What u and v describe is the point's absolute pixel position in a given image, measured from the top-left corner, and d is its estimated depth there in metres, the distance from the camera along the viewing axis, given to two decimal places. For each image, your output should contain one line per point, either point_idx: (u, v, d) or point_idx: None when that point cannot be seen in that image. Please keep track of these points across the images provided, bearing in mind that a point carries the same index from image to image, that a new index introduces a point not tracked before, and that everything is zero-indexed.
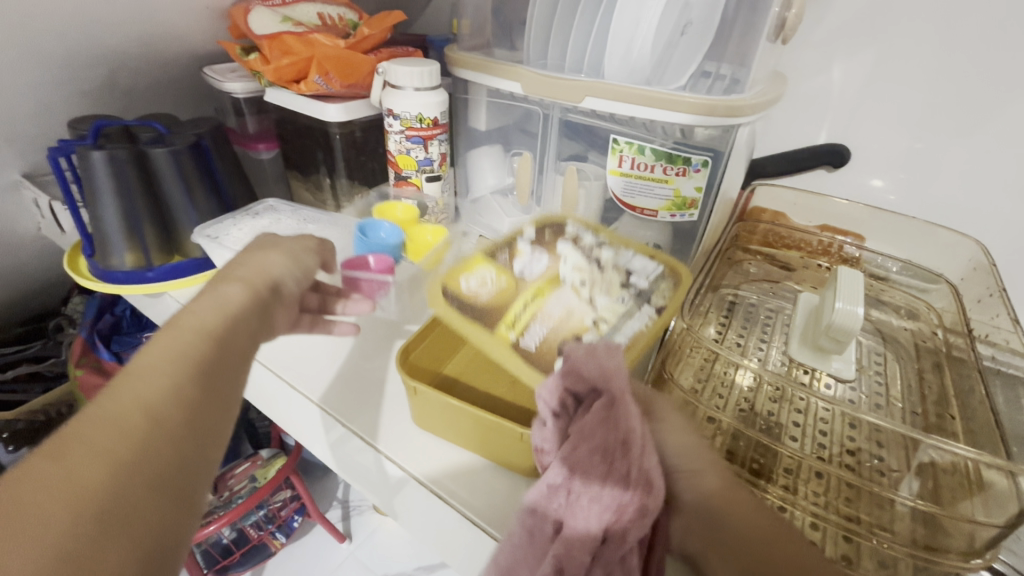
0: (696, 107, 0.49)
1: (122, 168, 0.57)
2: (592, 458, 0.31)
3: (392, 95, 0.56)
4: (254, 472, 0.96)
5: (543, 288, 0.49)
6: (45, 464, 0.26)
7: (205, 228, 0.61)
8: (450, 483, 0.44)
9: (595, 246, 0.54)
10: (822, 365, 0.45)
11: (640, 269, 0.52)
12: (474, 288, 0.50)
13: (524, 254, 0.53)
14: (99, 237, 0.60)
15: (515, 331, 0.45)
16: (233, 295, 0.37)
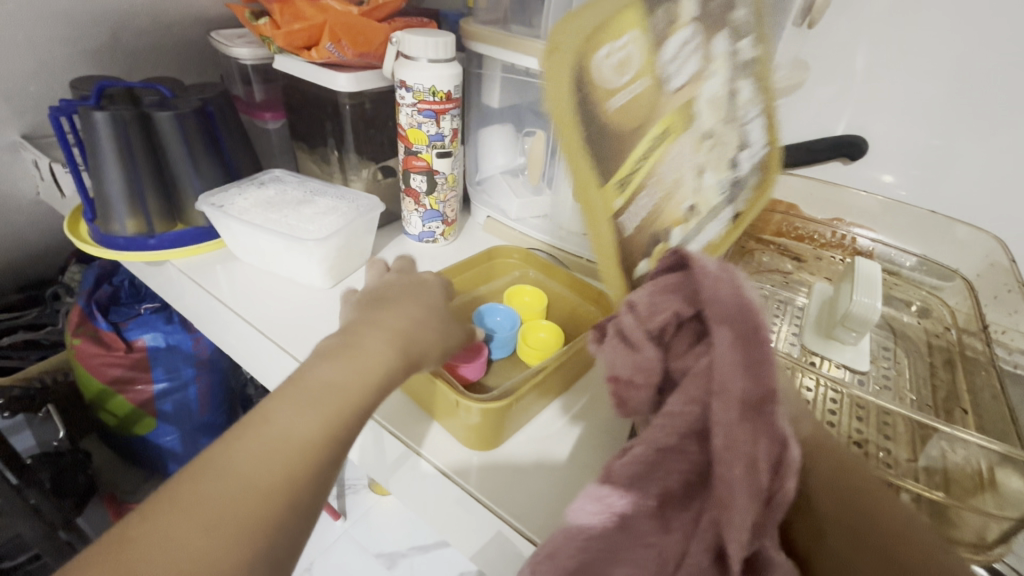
0: None
1: (125, 131, 0.56)
2: (733, 405, 0.26)
3: (406, 66, 0.55)
4: None
5: (667, 128, 0.38)
6: (192, 484, 0.28)
7: (212, 195, 0.59)
8: (452, 459, 0.45)
9: (744, 87, 0.46)
10: (835, 355, 0.45)
11: (755, 141, 0.48)
12: (612, 68, 0.34)
13: (682, 27, 0.38)
14: (100, 201, 0.59)
15: (621, 199, 0.36)
16: (384, 346, 0.37)
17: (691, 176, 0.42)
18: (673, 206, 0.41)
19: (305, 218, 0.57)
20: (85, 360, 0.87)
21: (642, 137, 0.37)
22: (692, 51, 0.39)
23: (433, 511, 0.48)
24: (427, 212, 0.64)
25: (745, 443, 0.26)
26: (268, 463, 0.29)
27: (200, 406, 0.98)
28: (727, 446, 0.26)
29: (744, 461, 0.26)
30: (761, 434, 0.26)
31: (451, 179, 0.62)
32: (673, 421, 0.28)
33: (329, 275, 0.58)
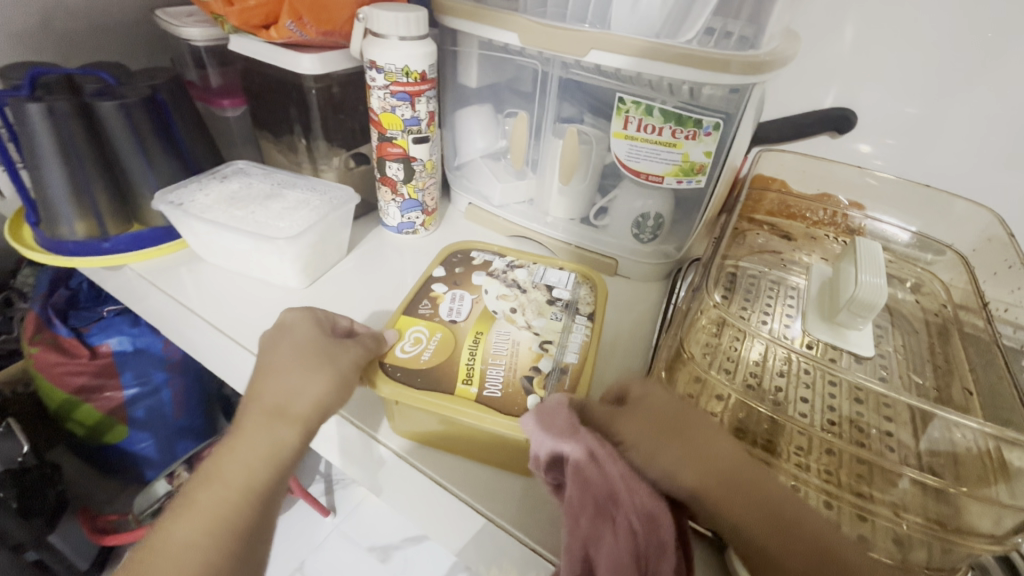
0: (711, 62, 0.45)
1: (65, 124, 0.50)
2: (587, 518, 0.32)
3: (375, 44, 0.50)
4: None
5: (480, 328, 0.46)
6: None
7: (165, 194, 0.54)
8: (439, 465, 0.44)
9: (508, 270, 0.52)
10: (838, 341, 0.44)
11: (558, 281, 0.51)
12: (408, 345, 0.44)
13: (444, 295, 0.49)
14: (42, 202, 0.53)
15: (475, 385, 0.41)
16: (280, 435, 0.39)
17: (514, 329, 0.46)
18: (519, 355, 0.44)
19: (273, 215, 0.53)
20: (45, 369, 0.81)
21: (460, 349, 0.44)
22: (463, 297, 0.49)
23: (422, 518, 0.46)
24: (405, 202, 0.60)
25: (608, 546, 0.32)
26: None
27: (175, 409, 0.94)
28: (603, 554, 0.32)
29: (611, 564, 0.32)
30: (620, 529, 0.32)
31: (429, 166, 0.59)
32: (571, 554, 0.33)
33: (304, 276, 0.54)
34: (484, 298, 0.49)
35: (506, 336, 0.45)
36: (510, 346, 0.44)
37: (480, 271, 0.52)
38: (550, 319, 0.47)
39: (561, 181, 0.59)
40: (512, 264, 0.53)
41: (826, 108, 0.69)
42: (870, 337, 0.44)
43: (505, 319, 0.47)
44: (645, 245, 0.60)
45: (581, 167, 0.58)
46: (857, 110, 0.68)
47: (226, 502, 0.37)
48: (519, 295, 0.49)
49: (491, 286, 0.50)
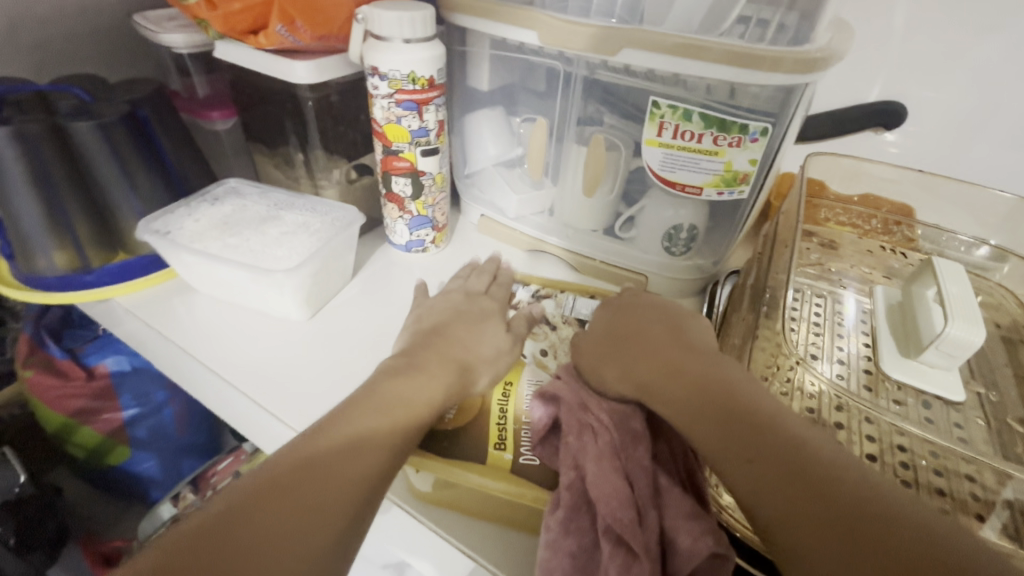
0: (761, 60, 0.40)
1: (35, 148, 0.45)
2: (578, 442, 0.35)
3: (377, 48, 0.45)
4: (239, 467, 0.88)
5: (510, 377, 0.42)
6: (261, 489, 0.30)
7: (151, 220, 0.49)
8: (462, 527, 0.39)
9: (533, 302, 0.51)
10: (919, 381, 0.41)
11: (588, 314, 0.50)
12: None
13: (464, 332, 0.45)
14: (14, 234, 0.48)
15: (510, 450, 0.39)
16: (436, 378, 0.38)
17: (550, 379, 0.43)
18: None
19: (270, 240, 0.48)
20: (41, 394, 0.78)
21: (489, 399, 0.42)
22: None
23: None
24: (414, 219, 0.55)
25: (603, 478, 0.33)
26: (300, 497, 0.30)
27: (178, 428, 0.89)
28: (583, 457, 0.34)
29: (609, 492, 0.33)
30: (596, 428, 0.35)
31: (439, 180, 0.53)
32: (572, 492, 0.34)
33: (307, 307, 0.50)
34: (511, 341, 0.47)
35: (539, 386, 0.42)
36: None
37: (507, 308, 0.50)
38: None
39: (585, 191, 0.54)
40: (537, 295, 0.52)
41: (870, 101, 0.63)
42: (959, 380, 0.41)
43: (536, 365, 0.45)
44: (678, 259, 0.55)
45: (608, 176, 0.53)
46: (906, 102, 0.62)
47: (391, 418, 0.35)
48: (550, 334, 0.48)
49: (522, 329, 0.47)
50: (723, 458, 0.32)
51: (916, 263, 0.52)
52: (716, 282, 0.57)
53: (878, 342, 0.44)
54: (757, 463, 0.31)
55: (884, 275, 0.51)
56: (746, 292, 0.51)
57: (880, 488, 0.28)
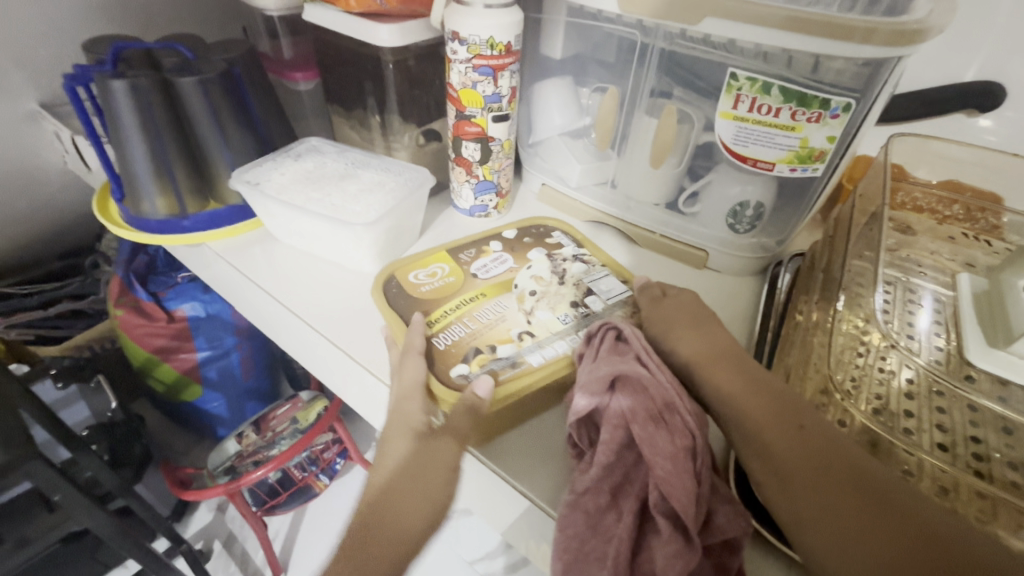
0: (851, 33, 0.38)
1: (147, 101, 0.50)
2: (645, 427, 0.33)
3: (459, 13, 0.46)
4: (296, 413, 0.97)
5: (487, 291, 0.49)
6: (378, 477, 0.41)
7: (247, 170, 0.53)
8: (507, 456, 0.40)
9: (569, 259, 0.52)
10: (1011, 373, 0.39)
11: (603, 290, 0.49)
12: (422, 275, 0.51)
13: (492, 252, 0.53)
14: (125, 178, 0.54)
15: (434, 328, 0.45)
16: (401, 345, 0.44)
17: (519, 317, 0.46)
18: (499, 329, 0.45)
19: (347, 196, 0.51)
20: (129, 330, 0.84)
21: (456, 295, 0.48)
22: (500, 261, 0.52)
23: (485, 506, 0.44)
24: (479, 183, 0.57)
25: (669, 472, 0.32)
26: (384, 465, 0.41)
27: (244, 371, 0.96)
28: (654, 451, 0.33)
29: (680, 486, 0.32)
30: (676, 424, 0.34)
31: (506, 146, 0.55)
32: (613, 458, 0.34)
33: (377, 261, 0.53)
34: (522, 270, 0.51)
35: (498, 310, 0.47)
36: (498, 313, 0.47)
37: (541, 248, 0.53)
38: (560, 317, 0.46)
39: (652, 163, 0.54)
40: (580, 255, 0.53)
41: (966, 82, 0.59)
42: None
43: (517, 292, 0.48)
44: (740, 236, 0.54)
45: (676, 149, 0.53)
46: (1005, 84, 0.58)
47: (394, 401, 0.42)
48: (553, 284, 0.49)
49: (536, 279, 0.50)
50: (789, 472, 0.33)
51: (1003, 252, 0.49)
52: (781, 263, 0.56)
53: (962, 334, 0.42)
54: (826, 484, 0.32)
55: (964, 264, 0.49)
56: (816, 275, 0.50)
57: (873, 476, 0.32)
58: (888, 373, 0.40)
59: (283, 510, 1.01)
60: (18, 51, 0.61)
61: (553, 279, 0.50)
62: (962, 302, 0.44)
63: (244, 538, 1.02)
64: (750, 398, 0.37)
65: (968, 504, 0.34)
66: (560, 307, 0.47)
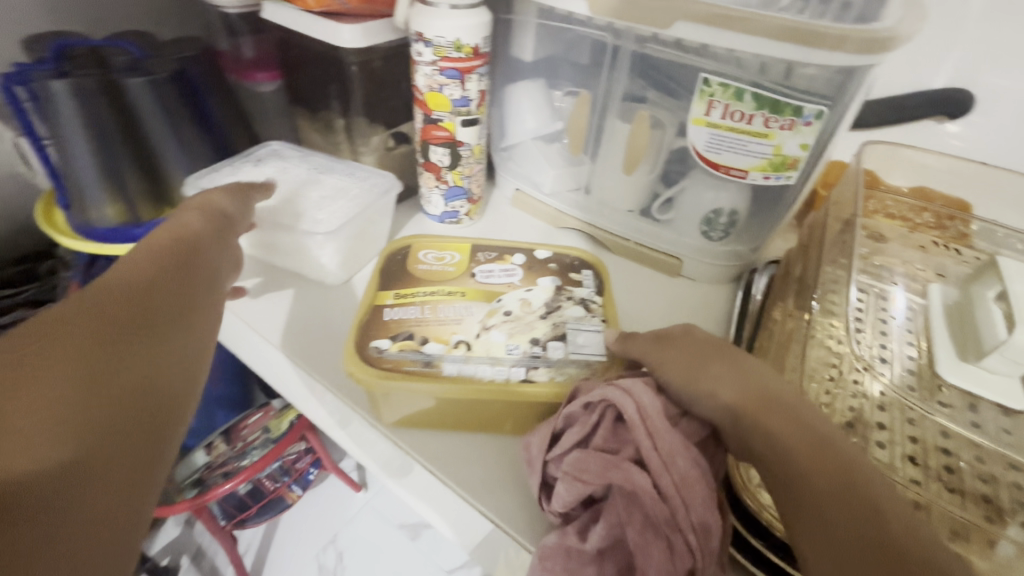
0: (822, 39, 0.38)
1: (92, 102, 0.47)
2: (640, 533, 0.30)
3: (423, 14, 0.45)
4: (267, 423, 0.94)
5: (468, 293, 0.47)
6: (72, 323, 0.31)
7: (199, 178, 0.51)
8: (467, 471, 0.40)
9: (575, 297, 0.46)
10: (982, 391, 0.39)
11: (580, 342, 0.42)
12: (431, 257, 0.50)
13: (511, 260, 0.50)
14: (70, 183, 0.50)
15: (397, 299, 0.46)
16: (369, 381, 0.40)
17: (472, 331, 0.43)
18: (445, 328, 0.43)
19: (309, 203, 0.49)
20: None
21: (443, 282, 0.48)
22: (506, 272, 0.49)
23: (449, 518, 0.43)
24: (450, 189, 0.55)
25: None
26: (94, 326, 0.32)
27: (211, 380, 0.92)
28: (646, 562, 0.30)
29: None
30: (677, 548, 0.30)
31: (477, 151, 0.53)
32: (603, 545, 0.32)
33: (341, 270, 0.50)
34: (519, 289, 0.47)
35: (451, 312, 0.45)
36: (455, 315, 0.45)
37: (557, 278, 0.48)
38: (507, 342, 0.42)
39: (625, 169, 0.53)
40: (591, 301, 0.46)
41: (935, 89, 0.59)
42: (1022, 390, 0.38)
43: (495, 306, 0.46)
44: (715, 244, 0.53)
45: (650, 155, 0.52)
46: (973, 92, 0.58)
47: (124, 282, 0.35)
48: (533, 316, 0.45)
49: (523, 309, 0.45)
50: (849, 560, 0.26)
51: (972, 261, 0.49)
52: (757, 269, 0.55)
53: (933, 345, 0.42)
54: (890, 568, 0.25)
55: (935, 274, 0.49)
56: (791, 283, 0.50)
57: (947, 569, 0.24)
58: (862, 388, 0.39)
59: (254, 523, 0.97)
60: None
61: (542, 312, 0.45)
62: (931, 312, 0.44)
63: (214, 553, 0.99)
64: (801, 458, 0.29)
65: (942, 520, 0.33)
66: (517, 337, 0.43)
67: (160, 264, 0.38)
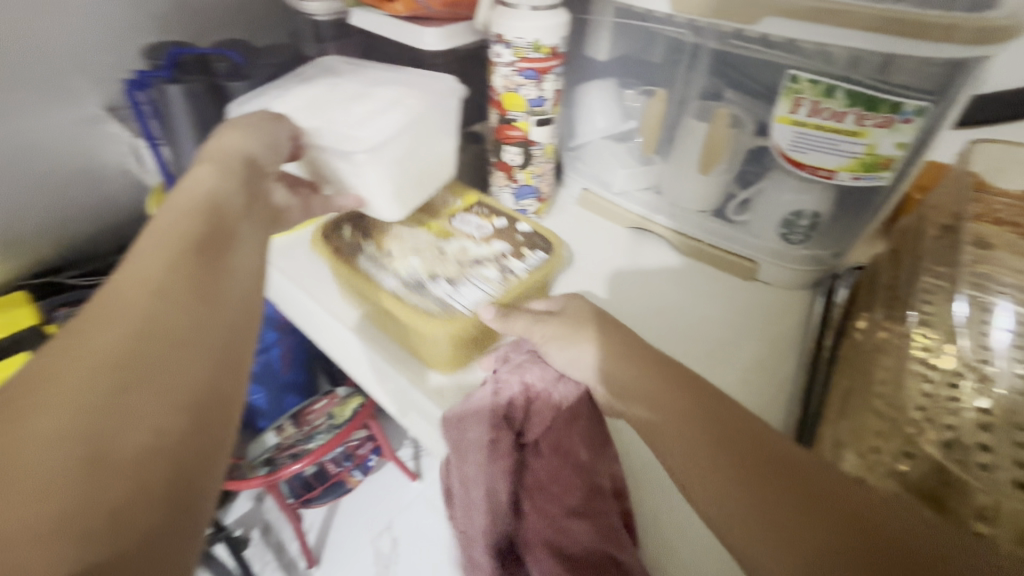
0: (930, 30, 0.35)
1: (200, 105, 0.51)
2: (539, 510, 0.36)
3: (504, 16, 0.46)
4: (332, 409, 0.99)
5: (448, 233, 0.51)
6: (59, 369, 0.23)
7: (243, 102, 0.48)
8: None
9: (518, 270, 0.47)
10: None
11: (445, 291, 0.44)
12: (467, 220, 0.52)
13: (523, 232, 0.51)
14: (178, 179, 0.55)
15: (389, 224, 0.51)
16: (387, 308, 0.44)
17: (421, 259, 0.48)
18: (391, 235, 0.50)
19: (354, 117, 0.45)
20: None
21: (442, 218, 0.53)
22: (484, 232, 0.51)
23: None
24: (520, 188, 0.56)
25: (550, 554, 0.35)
26: (89, 370, 0.23)
27: (284, 365, 0.99)
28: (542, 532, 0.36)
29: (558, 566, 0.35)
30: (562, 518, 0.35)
31: (548, 151, 0.54)
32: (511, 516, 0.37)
33: (398, 203, 0.47)
34: (490, 245, 0.50)
35: (417, 238, 0.50)
36: (421, 241, 0.50)
37: (513, 246, 0.50)
38: (414, 266, 0.47)
39: (701, 168, 0.52)
40: (509, 273, 0.47)
41: None
42: None
43: (440, 243, 0.50)
44: (794, 247, 0.51)
45: (727, 153, 0.50)
46: None
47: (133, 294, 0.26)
48: (426, 258, 0.48)
49: (434, 255, 0.48)
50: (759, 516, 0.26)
51: None
52: (840, 275, 0.53)
53: None
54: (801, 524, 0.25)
55: None
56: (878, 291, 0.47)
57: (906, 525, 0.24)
58: (961, 405, 0.36)
59: (319, 503, 1.03)
60: (86, 55, 0.64)
61: (439, 261, 0.48)
62: None
63: (280, 529, 1.06)
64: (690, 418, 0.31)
65: None
66: (417, 266, 0.47)
67: (181, 259, 0.29)
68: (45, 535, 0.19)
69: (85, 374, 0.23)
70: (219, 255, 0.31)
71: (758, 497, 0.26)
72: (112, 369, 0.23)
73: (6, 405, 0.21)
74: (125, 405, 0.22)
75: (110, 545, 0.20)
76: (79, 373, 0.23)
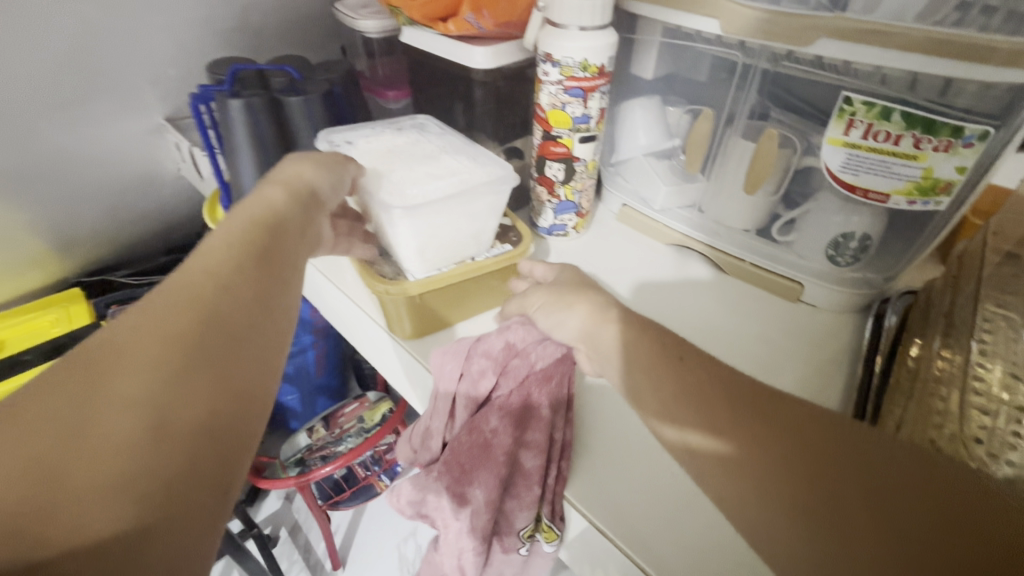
0: (996, 54, 0.34)
1: (257, 118, 0.54)
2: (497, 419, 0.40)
3: (552, 35, 0.46)
4: (363, 413, 1.01)
5: None
6: (135, 344, 0.25)
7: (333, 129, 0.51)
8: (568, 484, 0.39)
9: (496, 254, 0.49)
10: None
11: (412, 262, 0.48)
12: None
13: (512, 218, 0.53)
14: (234, 188, 0.58)
15: None
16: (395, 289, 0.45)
17: None
18: None
19: (418, 177, 0.45)
20: None
21: None
22: None
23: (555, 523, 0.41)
24: (561, 203, 0.57)
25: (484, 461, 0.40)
26: (161, 349, 0.25)
27: (318, 368, 1.01)
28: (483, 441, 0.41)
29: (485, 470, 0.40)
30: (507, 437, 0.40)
31: (590, 167, 0.54)
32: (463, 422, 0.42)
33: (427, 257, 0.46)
34: None
35: None
36: None
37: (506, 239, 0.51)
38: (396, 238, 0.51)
39: (747, 187, 0.51)
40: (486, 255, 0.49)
41: None
42: None
43: None
44: (843, 269, 0.50)
45: (775, 173, 0.50)
46: None
47: (199, 284, 0.28)
48: None
49: None
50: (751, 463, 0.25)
51: None
52: (892, 297, 0.51)
53: None
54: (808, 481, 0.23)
55: None
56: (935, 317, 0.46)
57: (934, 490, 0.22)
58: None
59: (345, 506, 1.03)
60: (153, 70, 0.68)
61: None
62: None
63: (308, 529, 1.07)
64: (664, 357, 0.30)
65: None
66: None
67: (243, 257, 0.31)
68: (105, 499, 0.21)
69: (156, 350, 0.25)
70: (277, 263, 0.33)
71: (754, 439, 0.25)
72: (182, 352, 0.25)
73: (86, 366, 0.24)
74: (186, 387, 0.25)
75: (164, 510, 0.22)
76: (154, 347, 0.25)
